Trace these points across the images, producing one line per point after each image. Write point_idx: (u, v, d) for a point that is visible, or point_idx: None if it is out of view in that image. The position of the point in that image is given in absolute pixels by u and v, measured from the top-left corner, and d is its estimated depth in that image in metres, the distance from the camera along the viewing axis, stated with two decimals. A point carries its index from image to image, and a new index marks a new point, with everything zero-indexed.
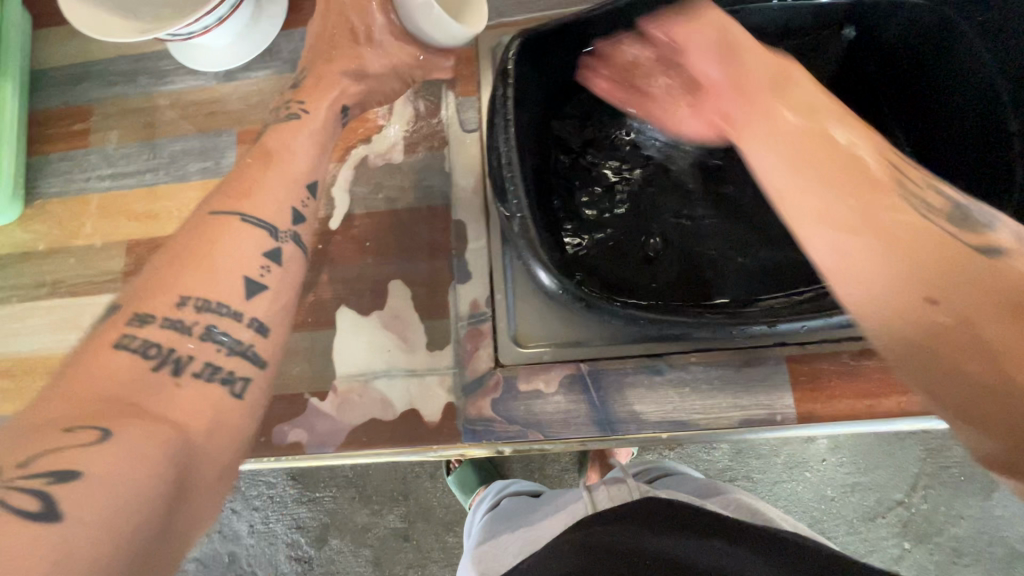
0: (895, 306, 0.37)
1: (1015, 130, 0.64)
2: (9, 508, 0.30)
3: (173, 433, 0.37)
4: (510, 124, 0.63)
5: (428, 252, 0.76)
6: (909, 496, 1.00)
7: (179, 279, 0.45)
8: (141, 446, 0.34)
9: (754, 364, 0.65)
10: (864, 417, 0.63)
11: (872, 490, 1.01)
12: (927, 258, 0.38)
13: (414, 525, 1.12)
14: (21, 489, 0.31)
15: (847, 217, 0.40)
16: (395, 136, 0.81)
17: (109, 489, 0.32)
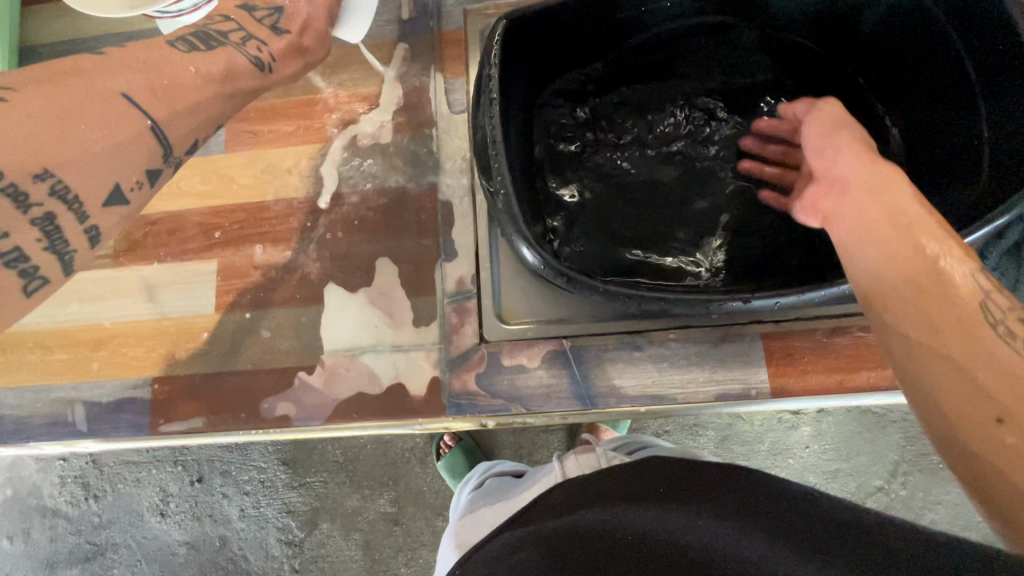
0: (961, 421, 0.37)
1: (985, 115, 0.63)
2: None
3: None
4: (495, 103, 0.65)
5: (416, 230, 0.77)
6: (888, 482, 1.03)
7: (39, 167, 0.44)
8: None
9: (731, 340, 0.67)
10: (834, 391, 0.65)
11: (852, 476, 1.03)
12: (1003, 381, 0.36)
13: (404, 510, 1.14)
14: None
15: (908, 339, 0.41)
16: (383, 117, 0.82)
17: None
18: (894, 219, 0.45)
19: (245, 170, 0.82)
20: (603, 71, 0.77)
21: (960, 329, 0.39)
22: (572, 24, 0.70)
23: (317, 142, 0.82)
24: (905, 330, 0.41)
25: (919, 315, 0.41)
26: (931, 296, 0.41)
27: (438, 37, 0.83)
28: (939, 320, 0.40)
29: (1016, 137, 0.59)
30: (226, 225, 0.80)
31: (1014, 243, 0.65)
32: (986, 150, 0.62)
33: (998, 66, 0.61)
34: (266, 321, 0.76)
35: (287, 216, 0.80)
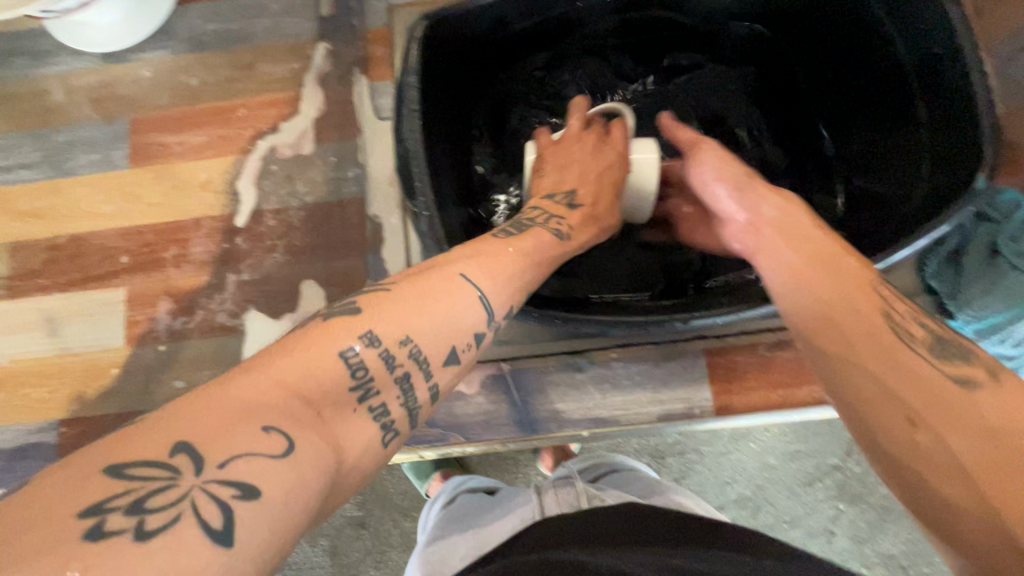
0: (877, 420, 0.36)
1: (924, 118, 0.61)
2: (192, 520, 0.25)
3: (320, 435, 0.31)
4: (417, 115, 0.59)
5: (343, 248, 0.72)
6: (847, 460, 0.88)
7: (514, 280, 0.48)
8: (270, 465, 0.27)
9: (674, 358, 0.65)
10: (778, 406, 0.63)
11: (811, 456, 0.89)
12: (904, 379, 0.37)
13: (371, 512, 0.99)
14: (206, 497, 0.25)
15: (818, 346, 0.41)
16: (304, 125, 0.75)
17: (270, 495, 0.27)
18: (801, 241, 0.48)
19: (153, 186, 0.75)
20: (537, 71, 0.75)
21: (864, 337, 0.40)
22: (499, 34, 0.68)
23: (231, 154, 0.75)
24: (814, 334, 0.42)
25: (825, 322, 0.42)
26: (836, 307, 0.42)
27: (361, 35, 0.77)
28: (845, 326, 0.41)
29: (953, 142, 0.57)
30: (135, 248, 0.73)
31: (951, 253, 0.65)
32: (924, 155, 0.61)
33: (937, 67, 0.59)
34: (183, 353, 0.70)
35: (202, 236, 0.73)
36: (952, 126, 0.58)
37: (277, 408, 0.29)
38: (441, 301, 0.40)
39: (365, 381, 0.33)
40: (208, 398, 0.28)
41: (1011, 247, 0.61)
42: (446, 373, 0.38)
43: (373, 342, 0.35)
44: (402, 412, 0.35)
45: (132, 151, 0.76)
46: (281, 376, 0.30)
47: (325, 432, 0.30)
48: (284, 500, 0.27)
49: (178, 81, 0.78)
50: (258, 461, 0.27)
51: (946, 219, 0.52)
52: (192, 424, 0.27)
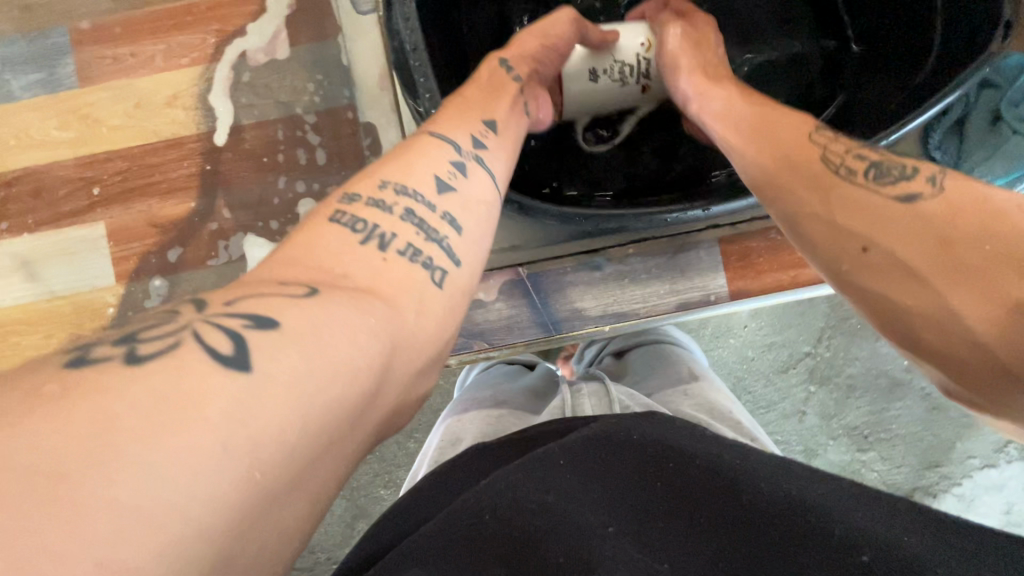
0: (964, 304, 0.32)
1: None
2: (202, 347, 0.22)
3: (372, 300, 0.30)
4: (410, 1, 0.54)
5: (337, 163, 0.67)
6: (816, 346, 0.84)
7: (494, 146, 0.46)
8: (304, 307, 0.25)
9: (689, 249, 0.65)
10: (787, 287, 0.66)
11: (785, 346, 0.85)
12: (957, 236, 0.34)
13: None
14: (217, 326, 0.23)
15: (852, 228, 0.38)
16: (276, 26, 0.67)
17: (311, 345, 0.24)
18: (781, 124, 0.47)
19: (112, 106, 0.67)
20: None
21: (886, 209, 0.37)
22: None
23: (198, 64, 0.67)
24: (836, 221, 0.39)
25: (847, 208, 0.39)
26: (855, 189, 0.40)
27: None
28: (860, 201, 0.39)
29: (962, 12, 0.57)
30: (106, 178, 0.67)
31: (954, 122, 0.64)
32: (936, 21, 0.59)
33: None
34: (180, 286, 0.67)
35: (180, 160, 0.67)
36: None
37: (298, 275, 0.29)
38: (418, 161, 0.40)
39: (368, 231, 0.34)
40: (245, 278, 0.29)
41: (1011, 113, 0.63)
42: (448, 202, 0.38)
43: (354, 201, 0.36)
44: (436, 249, 0.35)
45: (78, 67, 0.67)
46: (301, 258, 0.31)
47: (353, 287, 0.30)
48: (306, 332, 0.24)
49: None
50: (275, 300, 0.26)
51: (960, 88, 0.53)
52: (215, 292, 0.27)
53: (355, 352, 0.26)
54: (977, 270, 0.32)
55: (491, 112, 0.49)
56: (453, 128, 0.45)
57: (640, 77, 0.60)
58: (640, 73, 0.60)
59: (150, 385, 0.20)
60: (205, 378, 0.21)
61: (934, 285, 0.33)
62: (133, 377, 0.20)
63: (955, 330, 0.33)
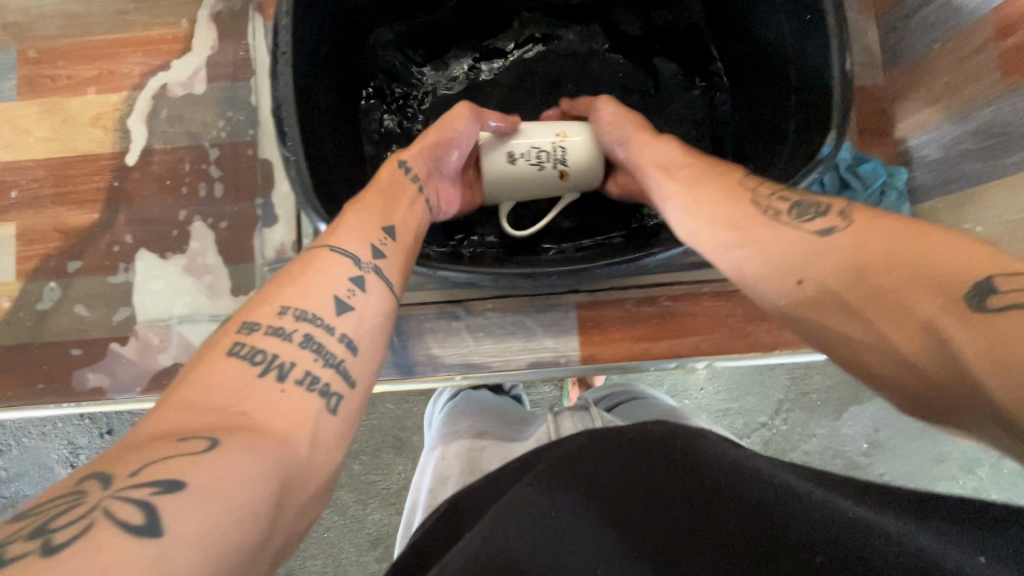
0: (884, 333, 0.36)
1: (795, 86, 0.62)
2: (113, 522, 0.26)
3: (268, 440, 0.33)
4: (288, 59, 0.58)
5: (232, 193, 0.72)
6: (772, 418, 0.91)
7: (399, 250, 0.51)
8: (224, 453, 0.30)
9: (546, 310, 0.69)
10: (638, 358, 0.68)
11: (741, 415, 0.91)
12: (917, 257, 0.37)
13: None
14: (128, 498, 0.27)
15: (775, 258, 0.43)
16: (197, 64, 0.74)
17: (217, 494, 0.28)
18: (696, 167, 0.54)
19: (42, 120, 0.74)
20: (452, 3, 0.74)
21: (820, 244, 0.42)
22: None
23: (122, 91, 0.74)
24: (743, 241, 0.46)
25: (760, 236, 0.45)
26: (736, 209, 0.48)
27: None
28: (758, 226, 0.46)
29: (812, 114, 0.59)
30: (25, 183, 0.73)
31: None
32: (791, 122, 0.62)
33: (807, 35, 0.59)
34: (75, 288, 0.72)
35: (92, 174, 0.73)
36: (815, 97, 0.59)
37: (198, 422, 0.32)
38: (317, 280, 0.44)
39: (265, 362, 0.37)
40: (126, 442, 0.31)
41: None
42: (346, 321, 0.42)
43: (253, 330, 0.39)
44: (331, 374, 0.39)
45: (19, 83, 0.74)
46: (197, 399, 0.34)
47: (252, 426, 0.33)
48: (215, 481, 0.29)
49: (67, 11, 0.75)
50: (178, 459, 0.29)
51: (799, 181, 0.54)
52: (115, 458, 0.30)
53: (255, 495, 0.30)
54: (887, 300, 0.36)
55: (394, 220, 0.53)
56: (353, 237, 0.48)
57: (556, 163, 0.63)
58: (556, 160, 0.63)
59: (77, 564, 0.24)
60: (118, 554, 0.25)
61: (862, 313, 0.37)
62: (58, 561, 0.24)
63: (891, 354, 0.36)
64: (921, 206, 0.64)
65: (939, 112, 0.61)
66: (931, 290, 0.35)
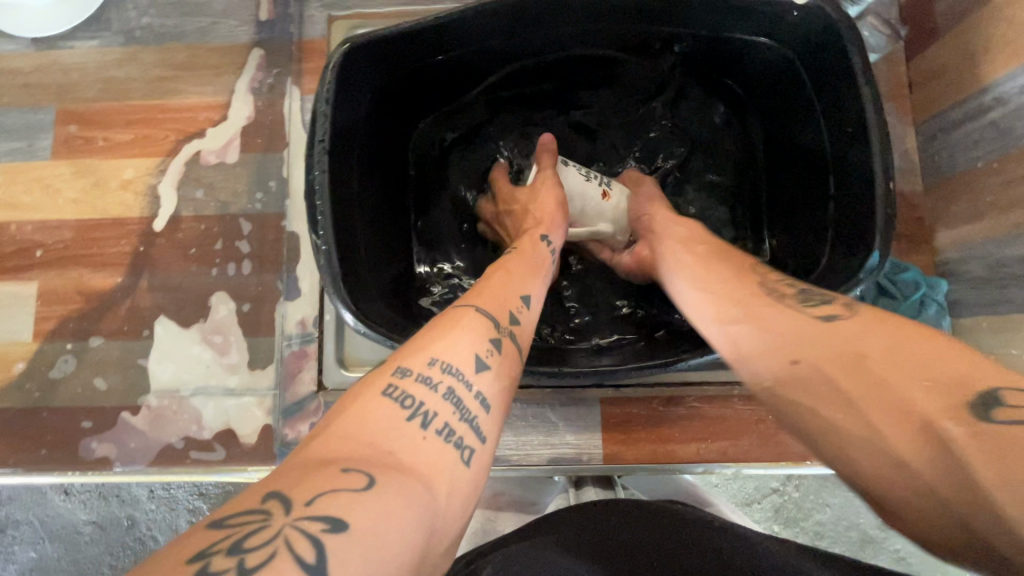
0: (886, 431, 0.33)
1: (833, 193, 0.62)
2: (291, 557, 0.26)
3: (421, 490, 0.32)
4: (324, 145, 0.59)
5: (258, 264, 0.71)
6: (783, 484, 0.83)
7: (524, 312, 0.50)
8: (394, 506, 0.30)
9: (570, 404, 0.67)
10: (663, 461, 0.65)
11: (750, 478, 0.83)
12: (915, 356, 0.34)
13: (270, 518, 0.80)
14: (303, 532, 0.27)
15: (777, 345, 0.41)
16: (232, 133, 0.74)
17: (377, 551, 0.28)
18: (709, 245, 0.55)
19: (73, 181, 0.74)
20: (491, 88, 0.74)
21: (813, 329, 0.40)
22: (432, 65, 0.68)
23: (155, 156, 0.74)
24: (748, 321, 0.44)
25: (759, 321, 0.44)
26: (732, 286, 0.48)
27: (298, 47, 0.76)
28: (762, 303, 0.45)
29: (855, 223, 0.58)
30: (50, 243, 0.73)
31: None
32: (829, 230, 0.62)
33: (849, 144, 0.59)
34: (91, 352, 0.71)
35: (118, 238, 0.73)
36: (857, 206, 0.59)
37: (359, 459, 0.32)
38: (461, 335, 0.43)
39: (415, 408, 0.36)
40: (303, 464, 0.31)
41: None
42: (483, 380, 0.41)
43: (405, 373, 0.39)
44: (470, 431, 0.38)
45: (54, 142, 0.75)
46: (358, 434, 0.34)
47: (401, 468, 0.33)
48: (374, 530, 0.28)
49: (108, 75, 0.76)
50: (342, 497, 0.28)
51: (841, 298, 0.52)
52: (289, 481, 0.29)
53: (405, 546, 0.29)
54: (887, 388, 0.34)
55: (527, 286, 0.52)
56: (486, 298, 0.48)
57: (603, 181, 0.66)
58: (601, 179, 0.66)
59: None
60: None
61: (856, 401, 0.35)
62: None
63: (890, 461, 0.32)
64: (961, 320, 0.62)
65: (982, 229, 0.60)
66: (924, 387, 0.33)
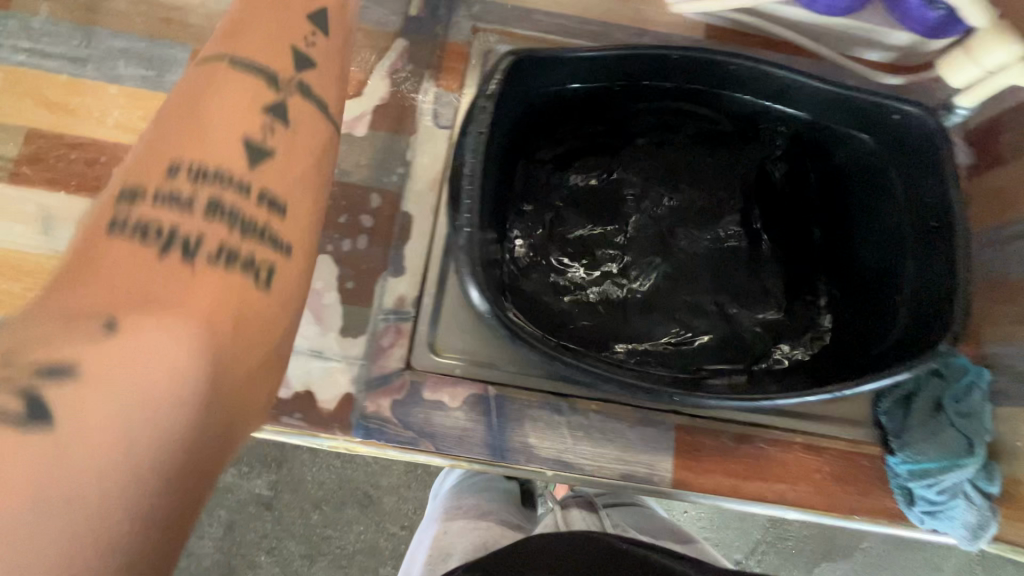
0: None
1: (909, 275, 0.70)
2: (9, 431, 0.31)
3: (178, 344, 0.35)
4: (481, 137, 0.63)
5: (367, 236, 0.73)
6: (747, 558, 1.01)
7: (169, 130, 0.40)
8: (106, 353, 0.33)
9: (646, 424, 0.70)
10: (728, 493, 0.68)
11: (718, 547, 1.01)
12: None
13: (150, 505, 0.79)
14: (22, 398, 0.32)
15: None
16: (363, 108, 0.77)
17: (109, 395, 0.33)
18: None
19: None
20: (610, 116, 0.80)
21: None
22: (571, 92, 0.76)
23: None
24: None
25: None
26: None
27: (441, 45, 0.80)
28: None
29: (928, 304, 0.66)
30: None
31: (905, 394, 0.71)
32: (900, 307, 0.69)
33: (931, 236, 0.68)
34: None
35: None
36: (933, 296, 0.66)
37: (125, 314, 0.35)
38: (215, 113, 0.41)
39: (169, 239, 0.37)
40: (50, 315, 0.34)
41: (951, 406, 0.69)
42: (260, 173, 0.40)
43: (138, 193, 0.37)
44: (259, 242, 0.39)
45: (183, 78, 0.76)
46: (114, 289, 0.35)
47: (156, 328, 0.35)
48: (149, 407, 0.34)
49: None
50: (92, 361, 0.33)
51: (909, 368, 0.59)
52: (53, 334, 0.33)
53: (162, 390, 0.34)
54: None
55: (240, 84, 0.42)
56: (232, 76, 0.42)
57: None
58: None
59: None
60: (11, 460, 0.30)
61: None
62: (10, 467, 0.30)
63: None
64: (1001, 409, 0.69)
65: None
66: None
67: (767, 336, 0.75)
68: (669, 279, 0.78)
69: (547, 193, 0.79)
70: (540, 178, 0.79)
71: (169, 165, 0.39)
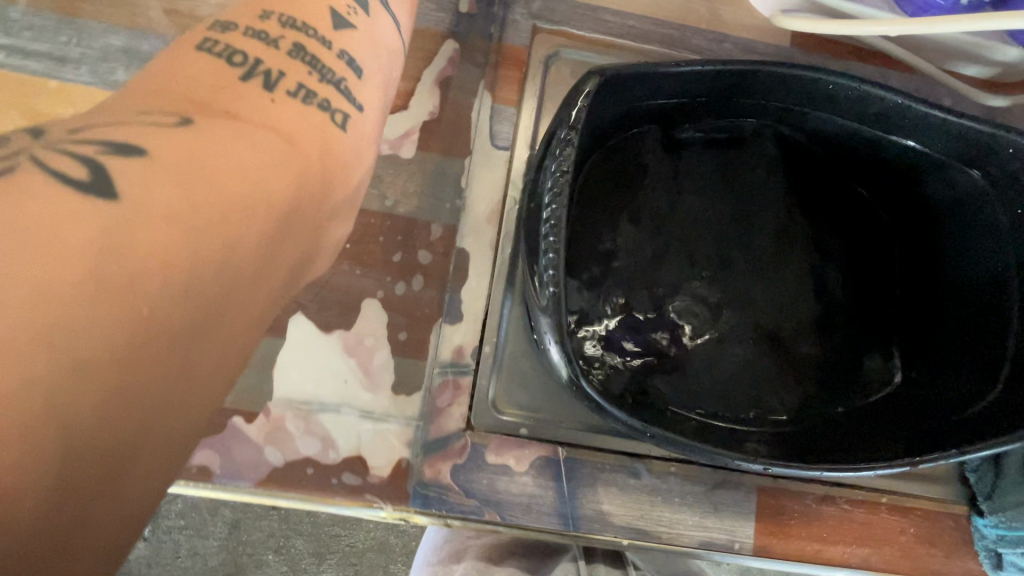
0: None
1: (1014, 328, 0.64)
2: (53, 176, 0.27)
3: (258, 132, 0.36)
4: (563, 173, 0.55)
5: (419, 275, 0.66)
6: None
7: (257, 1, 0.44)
8: (207, 134, 0.33)
9: (727, 487, 0.64)
10: (813, 559, 0.64)
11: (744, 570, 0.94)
12: None
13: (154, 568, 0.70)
14: (73, 158, 0.28)
15: None
16: (410, 125, 0.67)
17: (178, 184, 0.30)
18: None
19: None
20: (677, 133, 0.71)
21: None
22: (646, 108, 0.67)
23: None
24: None
25: None
26: None
27: (496, 49, 0.70)
28: None
29: None
30: None
31: None
32: (1004, 362, 0.64)
33: None
34: None
35: None
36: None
37: (197, 112, 0.34)
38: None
39: (247, 62, 0.39)
40: (92, 116, 0.33)
41: None
42: (342, 38, 0.44)
43: (228, 27, 0.41)
44: (336, 91, 0.42)
45: None
46: (184, 86, 0.36)
47: (234, 119, 0.36)
48: (229, 174, 0.33)
49: None
50: (164, 132, 0.32)
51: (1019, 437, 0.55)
52: (98, 121, 0.32)
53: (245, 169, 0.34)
54: None
55: None
56: None
57: None
58: None
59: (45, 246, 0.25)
60: (61, 196, 0.26)
61: None
62: (77, 211, 0.26)
63: None
64: None
65: None
66: None
67: (848, 392, 0.67)
68: (755, 317, 0.70)
69: (611, 223, 0.68)
70: (601, 207, 0.68)
71: (262, 12, 0.43)
